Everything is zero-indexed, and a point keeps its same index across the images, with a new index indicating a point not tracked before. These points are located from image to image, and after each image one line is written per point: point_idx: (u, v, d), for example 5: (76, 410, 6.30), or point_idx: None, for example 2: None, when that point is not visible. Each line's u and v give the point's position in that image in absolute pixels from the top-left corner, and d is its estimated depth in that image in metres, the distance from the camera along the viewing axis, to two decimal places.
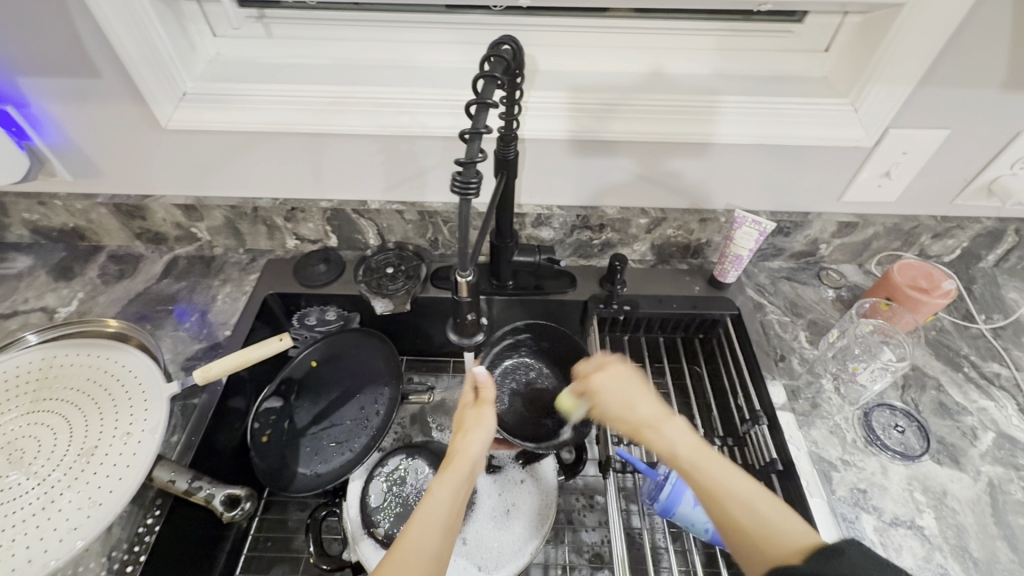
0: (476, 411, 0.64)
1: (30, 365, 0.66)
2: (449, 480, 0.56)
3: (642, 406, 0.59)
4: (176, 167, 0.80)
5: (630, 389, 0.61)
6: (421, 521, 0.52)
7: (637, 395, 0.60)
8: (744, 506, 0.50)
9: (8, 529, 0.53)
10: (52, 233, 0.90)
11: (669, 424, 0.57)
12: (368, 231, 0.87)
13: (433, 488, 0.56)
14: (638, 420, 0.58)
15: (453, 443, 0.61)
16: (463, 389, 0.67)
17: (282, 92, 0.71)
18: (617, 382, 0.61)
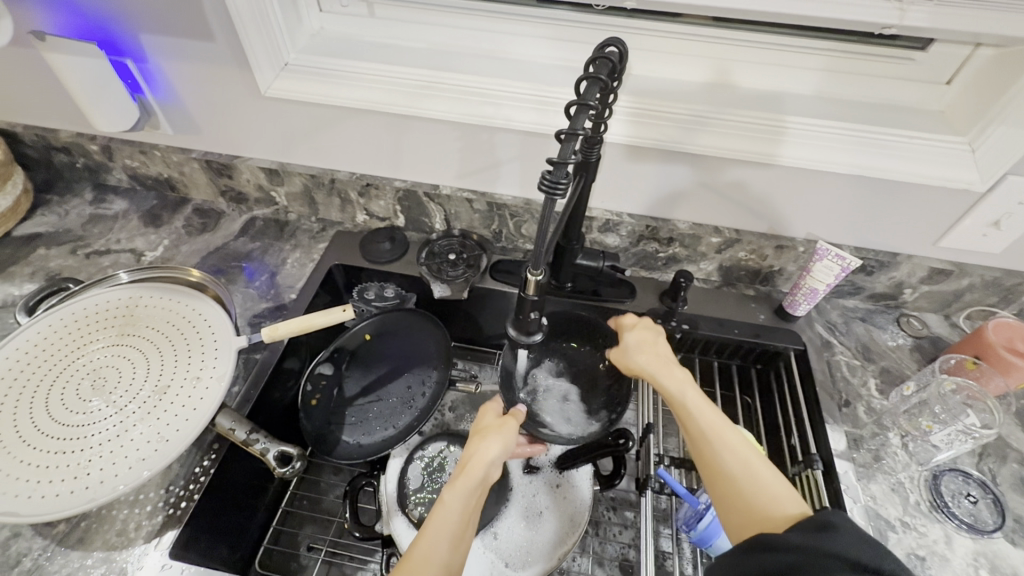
0: (500, 420, 0.63)
1: (119, 301, 0.71)
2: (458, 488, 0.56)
3: (646, 358, 0.65)
4: (266, 133, 0.84)
5: (637, 345, 0.67)
6: (431, 535, 0.52)
7: (646, 351, 0.66)
8: (746, 469, 0.55)
9: (87, 450, 0.58)
10: (147, 181, 0.96)
11: (684, 381, 0.62)
12: (435, 215, 0.89)
13: (445, 495, 0.55)
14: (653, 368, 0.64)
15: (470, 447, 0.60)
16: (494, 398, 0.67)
17: (376, 72, 0.72)
18: (642, 338, 0.67)
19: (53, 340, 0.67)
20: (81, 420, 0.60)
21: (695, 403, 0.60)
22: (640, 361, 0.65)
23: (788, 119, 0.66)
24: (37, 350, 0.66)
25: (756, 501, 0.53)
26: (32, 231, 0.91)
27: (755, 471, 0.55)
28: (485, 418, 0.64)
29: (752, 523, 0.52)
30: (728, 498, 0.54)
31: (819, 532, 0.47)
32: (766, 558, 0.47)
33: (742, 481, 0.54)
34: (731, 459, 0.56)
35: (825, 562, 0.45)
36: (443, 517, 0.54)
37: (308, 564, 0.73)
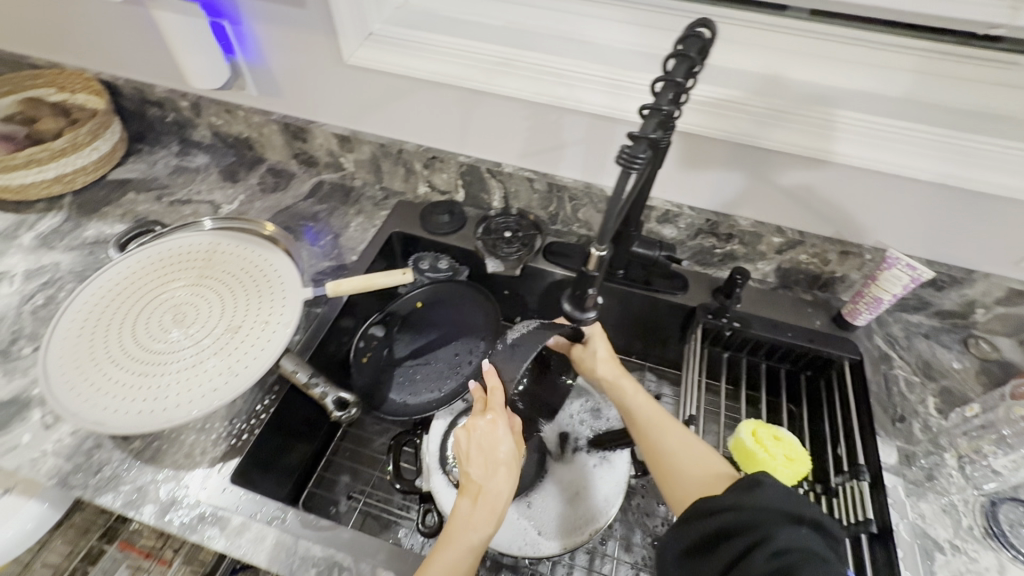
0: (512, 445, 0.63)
1: (201, 246, 0.77)
2: (484, 532, 0.57)
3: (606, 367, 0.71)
4: (341, 99, 0.87)
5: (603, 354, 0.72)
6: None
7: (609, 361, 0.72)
8: (687, 453, 0.60)
9: (167, 375, 0.63)
10: (229, 139, 1.02)
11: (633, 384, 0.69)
12: (495, 192, 0.91)
13: (475, 537, 0.56)
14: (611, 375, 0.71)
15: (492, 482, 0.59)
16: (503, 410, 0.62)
17: (455, 46, 0.75)
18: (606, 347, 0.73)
19: (142, 274, 0.73)
20: (163, 348, 0.66)
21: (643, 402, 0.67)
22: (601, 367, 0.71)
23: (839, 112, 0.65)
24: (128, 282, 0.72)
25: (696, 475, 0.57)
26: (124, 177, 0.99)
27: (695, 452, 0.60)
28: (502, 448, 0.61)
29: (692, 492, 0.56)
30: (673, 470, 0.59)
31: (758, 490, 0.49)
32: (706, 525, 0.50)
33: (682, 459, 0.59)
34: (672, 443, 0.61)
35: (757, 517, 0.47)
36: (471, 561, 0.55)
37: (346, 511, 0.76)
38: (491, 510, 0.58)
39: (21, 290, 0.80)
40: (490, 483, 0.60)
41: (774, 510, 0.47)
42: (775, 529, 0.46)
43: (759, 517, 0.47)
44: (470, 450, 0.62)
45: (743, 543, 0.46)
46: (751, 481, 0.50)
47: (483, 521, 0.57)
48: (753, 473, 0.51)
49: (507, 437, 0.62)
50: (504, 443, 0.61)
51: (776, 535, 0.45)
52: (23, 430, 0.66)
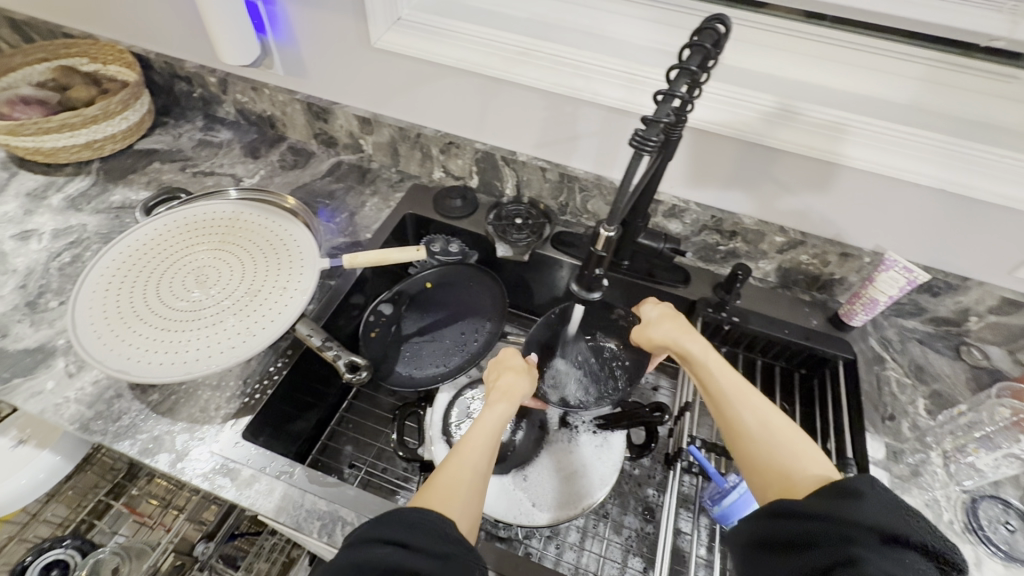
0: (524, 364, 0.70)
1: (224, 214, 0.80)
2: (500, 410, 0.61)
3: (666, 332, 0.67)
4: (366, 82, 0.90)
5: (656, 320, 0.69)
6: (471, 440, 0.57)
7: (669, 326, 0.68)
8: (763, 431, 0.55)
9: (193, 329, 0.67)
10: (252, 116, 1.05)
11: (694, 347, 0.65)
12: (508, 179, 0.93)
13: (484, 414, 0.61)
14: (675, 339, 0.67)
15: (502, 380, 0.66)
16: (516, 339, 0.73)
17: (480, 34, 0.77)
18: (664, 314, 0.70)
19: (169, 237, 0.76)
20: (185, 306, 0.69)
21: (712, 371, 0.62)
22: (657, 334, 0.68)
23: (847, 116, 0.67)
24: (153, 245, 0.75)
25: (775, 460, 0.53)
26: (149, 147, 1.02)
27: (770, 431, 0.55)
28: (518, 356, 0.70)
29: (772, 480, 0.52)
30: (749, 454, 0.55)
31: (853, 500, 0.45)
32: (789, 525, 0.47)
33: (758, 440, 0.55)
34: (745, 420, 0.57)
35: (850, 531, 0.44)
36: (489, 430, 0.58)
37: (348, 478, 0.79)
38: (506, 395, 0.64)
39: (49, 248, 0.83)
40: (502, 379, 0.66)
41: (865, 525, 0.43)
42: (864, 549, 0.42)
43: (850, 532, 0.43)
44: (491, 366, 0.70)
45: (826, 558, 0.43)
46: (848, 490, 0.46)
47: (496, 402, 0.62)
48: (850, 482, 0.47)
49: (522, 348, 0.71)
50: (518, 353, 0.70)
51: (867, 553, 0.42)
52: (47, 377, 0.69)
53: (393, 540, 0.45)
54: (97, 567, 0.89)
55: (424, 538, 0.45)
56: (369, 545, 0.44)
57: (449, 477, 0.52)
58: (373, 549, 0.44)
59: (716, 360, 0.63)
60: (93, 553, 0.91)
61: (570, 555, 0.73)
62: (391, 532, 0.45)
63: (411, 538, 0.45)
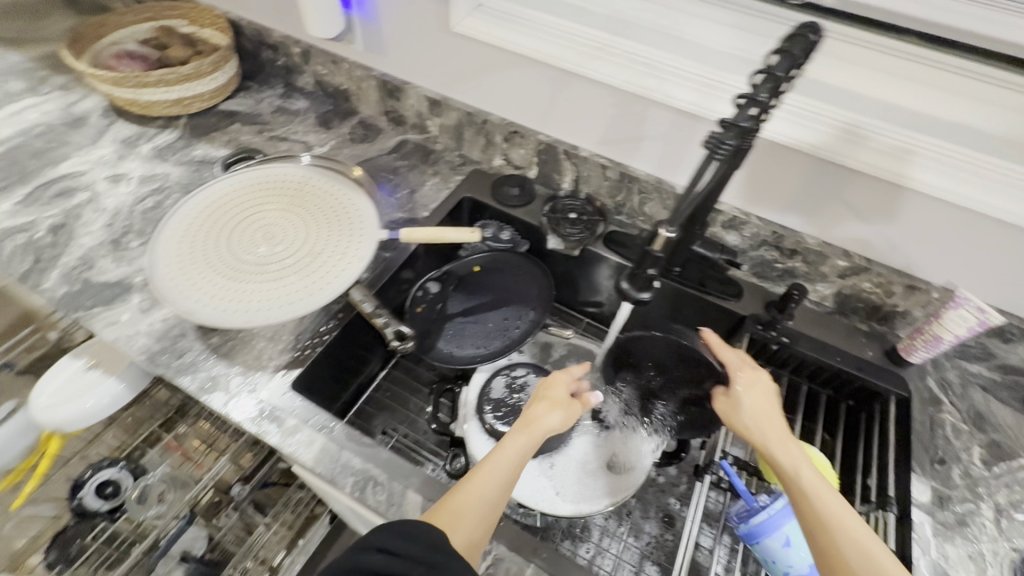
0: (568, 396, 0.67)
1: (295, 177, 0.84)
2: (520, 441, 0.60)
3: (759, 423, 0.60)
4: (438, 63, 0.92)
5: (751, 405, 0.62)
6: (489, 469, 0.57)
7: (761, 416, 0.61)
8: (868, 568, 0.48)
9: (256, 284, 0.71)
10: (329, 89, 1.10)
11: (790, 448, 0.57)
12: (568, 173, 0.94)
13: (506, 441, 0.60)
14: (768, 434, 0.59)
15: (536, 410, 0.64)
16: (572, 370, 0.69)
17: (557, 26, 0.78)
18: (757, 400, 0.62)
19: (243, 193, 0.81)
20: (252, 261, 0.73)
21: (810, 483, 0.54)
22: (750, 424, 0.61)
23: (919, 138, 0.65)
24: (228, 199, 0.80)
25: None
26: (232, 109, 1.08)
27: (879, 569, 0.48)
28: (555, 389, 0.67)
29: None
30: None
31: None
32: None
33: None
34: (847, 551, 0.49)
35: None
36: (507, 460, 0.58)
37: (380, 443, 0.82)
38: (528, 426, 0.62)
39: (136, 192, 0.90)
40: (534, 409, 0.64)
41: None
42: None
43: None
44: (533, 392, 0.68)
45: None
46: None
47: (518, 432, 0.61)
48: None
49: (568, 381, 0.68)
50: (562, 386, 0.67)
51: None
52: (123, 309, 0.74)
53: (384, 547, 0.47)
54: (146, 491, 0.99)
55: (418, 548, 0.47)
56: (360, 551, 0.47)
57: (457, 504, 0.53)
58: (359, 555, 0.46)
59: (815, 470, 0.55)
60: (144, 477, 1.01)
61: (585, 550, 0.73)
62: (381, 540, 0.48)
63: (401, 547, 0.47)
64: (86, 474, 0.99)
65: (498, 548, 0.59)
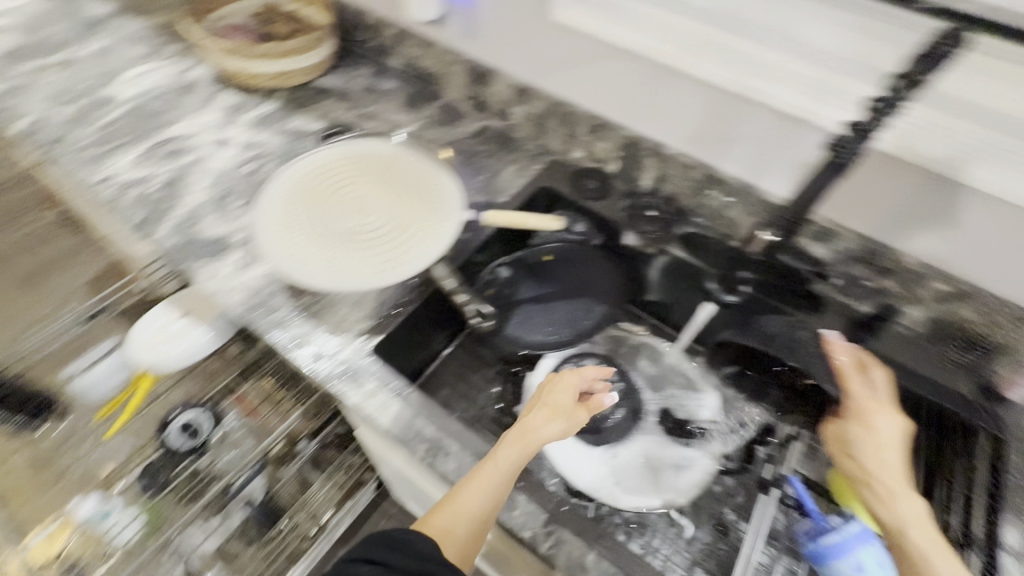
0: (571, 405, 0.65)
1: (386, 154, 0.87)
2: (512, 453, 0.58)
3: (871, 465, 0.58)
4: (530, 51, 0.93)
5: (868, 445, 0.59)
6: (477, 482, 0.57)
7: (875, 459, 0.58)
8: None
9: (350, 254, 0.75)
10: (417, 71, 1.12)
11: (902, 500, 0.54)
12: (650, 169, 0.93)
13: (497, 452, 0.59)
14: (879, 479, 0.56)
15: (529, 418, 0.62)
16: (575, 378, 0.68)
17: (659, 20, 0.77)
18: (874, 442, 0.59)
19: (339, 167, 0.85)
20: (347, 231, 0.77)
21: (921, 542, 0.51)
22: (860, 464, 0.59)
23: None
24: (326, 171, 0.84)
25: None
26: (326, 85, 1.13)
27: None
28: (557, 394, 0.65)
29: None
30: None
31: None
32: None
33: None
34: None
35: None
36: (498, 474, 0.57)
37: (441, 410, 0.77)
38: (523, 435, 0.60)
39: (239, 156, 0.96)
40: (529, 417, 0.62)
41: None
42: None
43: None
44: (536, 395, 0.67)
45: None
46: None
47: (511, 443, 0.59)
48: None
49: (567, 387, 0.66)
50: (564, 392, 0.65)
51: None
52: (224, 265, 0.80)
53: (374, 559, 0.50)
54: (226, 437, 1.05)
55: (405, 560, 0.49)
56: (351, 564, 0.50)
57: (443, 520, 0.54)
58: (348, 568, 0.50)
59: (932, 529, 0.52)
60: (222, 424, 1.05)
61: None
62: (371, 552, 0.50)
63: (389, 558, 0.49)
64: (173, 412, 1.04)
65: (563, 531, 0.61)
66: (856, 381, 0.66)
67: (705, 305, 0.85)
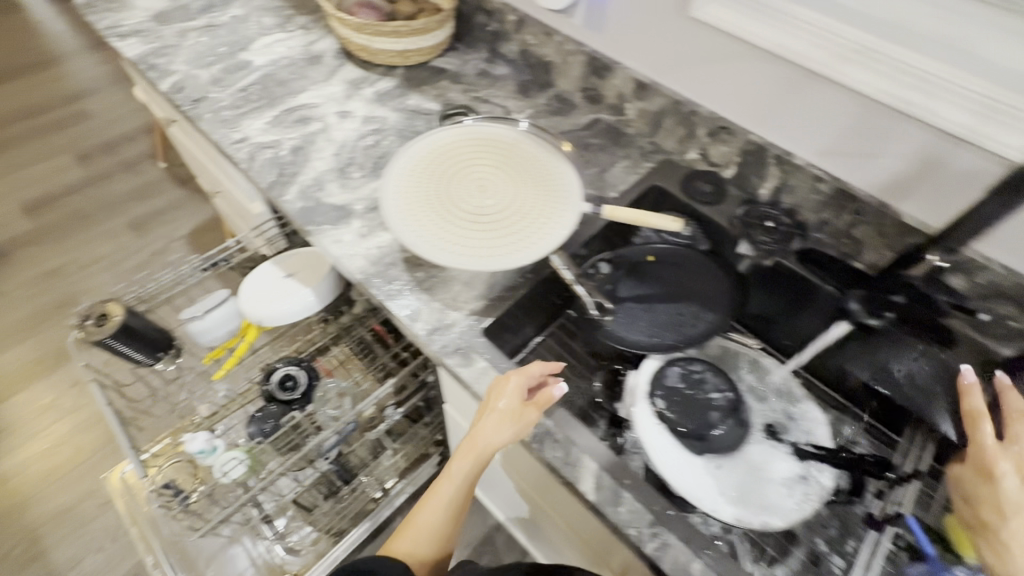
0: (518, 407, 0.65)
1: (508, 138, 0.88)
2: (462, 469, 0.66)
3: (989, 514, 0.54)
4: (659, 47, 0.91)
5: (988, 490, 0.55)
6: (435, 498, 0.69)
7: (995, 506, 0.54)
8: None
9: (472, 233, 0.76)
10: (531, 59, 1.13)
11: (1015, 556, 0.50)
12: (771, 178, 0.89)
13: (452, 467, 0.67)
14: (995, 531, 0.53)
15: (474, 427, 0.66)
16: (520, 376, 0.66)
17: (813, 22, 0.73)
18: (995, 488, 0.55)
19: (462, 145, 0.86)
20: (469, 211, 0.78)
21: None
22: (977, 511, 0.55)
23: None
24: (450, 148, 0.86)
25: None
26: (442, 66, 1.15)
27: None
28: (500, 400, 0.65)
29: None
30: None
31: None
32: None
33: None
34: None
35: None
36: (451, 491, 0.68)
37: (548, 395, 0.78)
38: (472, 448, 0.65)
39: (360, 129, 0.99)
40: (476, 428, 0.65)
41: None
42: None
43: None
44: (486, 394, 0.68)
45: None
46: None
47: (462, 460, 0.66)
48: None
49: (511, 391, 0.65)
50: (505, 397, 0.64)
51: None
52: (346, 231, 0.83)
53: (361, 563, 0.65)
54: (326, 395, 1.07)
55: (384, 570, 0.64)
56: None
57: (410, 533, 0.69)
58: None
59: None
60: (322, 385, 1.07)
61: None
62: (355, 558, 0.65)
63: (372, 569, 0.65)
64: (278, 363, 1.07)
65: (668, 535, 0.60)
66: (988, 427, 0.58)
67: (837, 326, 0.79)
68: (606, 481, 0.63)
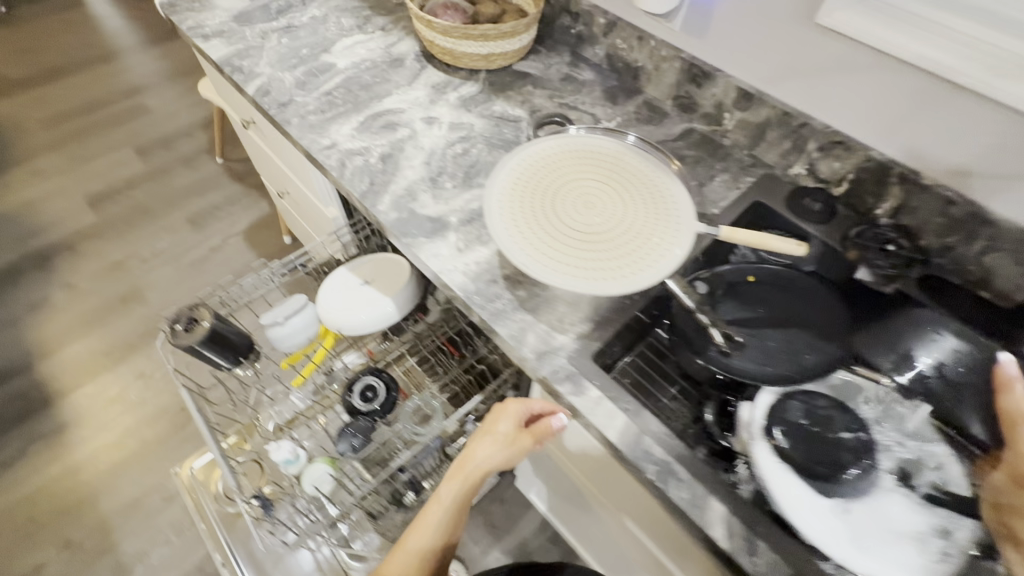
0: (512, 432, 0.76)
1: (613, 152, 0.84)
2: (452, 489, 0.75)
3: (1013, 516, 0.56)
4: (771, 54, 0.86)
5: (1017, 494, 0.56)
6: (424, 522, 0.74)
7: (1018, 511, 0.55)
8: None
9: (584, 254, 0.72)
10: (619, 64, 1.08)
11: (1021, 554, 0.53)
12: (890, 198, 0.83)
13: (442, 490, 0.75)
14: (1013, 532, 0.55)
15: (467, 447, 0.76)
16: (515, 405, 0.77)
17: (966, 32, 0.67)
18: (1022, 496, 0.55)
19: (565, 159, 0.82)
20: (579, 231, 0.74)
21: None
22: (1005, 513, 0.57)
23: None
24: (553, 161, 0.82)
25: None
26: (525, 70, 1.11)
27: None
28: (500, 423, 0.76)
29: None
30: None
31: None
32: None
33: None
34: None
35: None
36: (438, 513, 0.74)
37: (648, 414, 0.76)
38: (462, 468, 0.75)
39: (447, 136, 0.97)
40: (468, 449, 0.76)
41: None
42: None
43: None
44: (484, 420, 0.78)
45: None
46: None
47: (451, 480, 0.75)
48: None
49: (509, 416, 0.76)
50: (502, 420, 0.76)
51: None
52: (443, 245, 0.81)
53: None
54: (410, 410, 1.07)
55: None
56: None
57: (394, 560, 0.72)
58: None
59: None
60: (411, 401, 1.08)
61: None
62: None
63: None
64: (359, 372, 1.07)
65: None
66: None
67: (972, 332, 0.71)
68: (738, 528, 0.63)
